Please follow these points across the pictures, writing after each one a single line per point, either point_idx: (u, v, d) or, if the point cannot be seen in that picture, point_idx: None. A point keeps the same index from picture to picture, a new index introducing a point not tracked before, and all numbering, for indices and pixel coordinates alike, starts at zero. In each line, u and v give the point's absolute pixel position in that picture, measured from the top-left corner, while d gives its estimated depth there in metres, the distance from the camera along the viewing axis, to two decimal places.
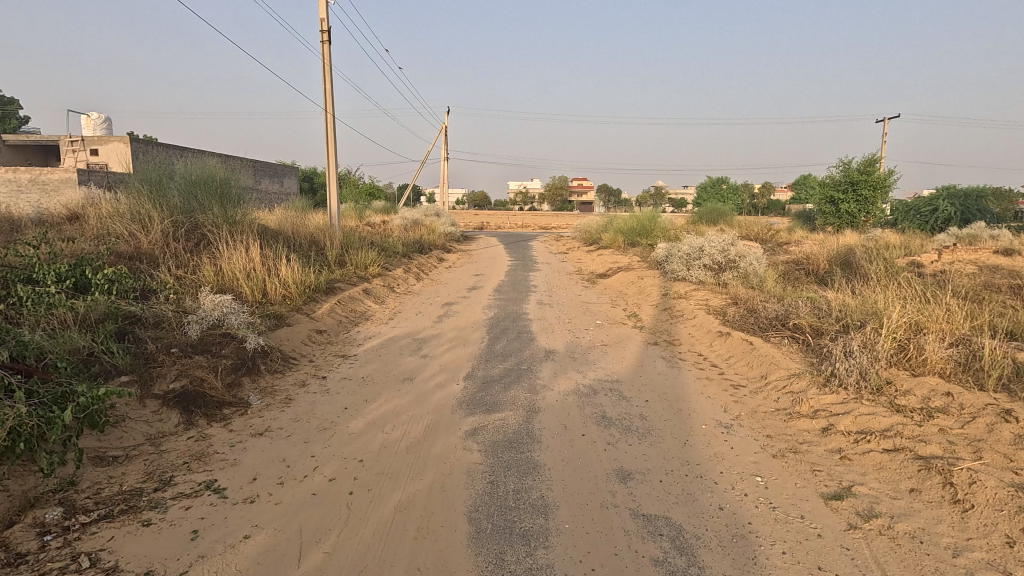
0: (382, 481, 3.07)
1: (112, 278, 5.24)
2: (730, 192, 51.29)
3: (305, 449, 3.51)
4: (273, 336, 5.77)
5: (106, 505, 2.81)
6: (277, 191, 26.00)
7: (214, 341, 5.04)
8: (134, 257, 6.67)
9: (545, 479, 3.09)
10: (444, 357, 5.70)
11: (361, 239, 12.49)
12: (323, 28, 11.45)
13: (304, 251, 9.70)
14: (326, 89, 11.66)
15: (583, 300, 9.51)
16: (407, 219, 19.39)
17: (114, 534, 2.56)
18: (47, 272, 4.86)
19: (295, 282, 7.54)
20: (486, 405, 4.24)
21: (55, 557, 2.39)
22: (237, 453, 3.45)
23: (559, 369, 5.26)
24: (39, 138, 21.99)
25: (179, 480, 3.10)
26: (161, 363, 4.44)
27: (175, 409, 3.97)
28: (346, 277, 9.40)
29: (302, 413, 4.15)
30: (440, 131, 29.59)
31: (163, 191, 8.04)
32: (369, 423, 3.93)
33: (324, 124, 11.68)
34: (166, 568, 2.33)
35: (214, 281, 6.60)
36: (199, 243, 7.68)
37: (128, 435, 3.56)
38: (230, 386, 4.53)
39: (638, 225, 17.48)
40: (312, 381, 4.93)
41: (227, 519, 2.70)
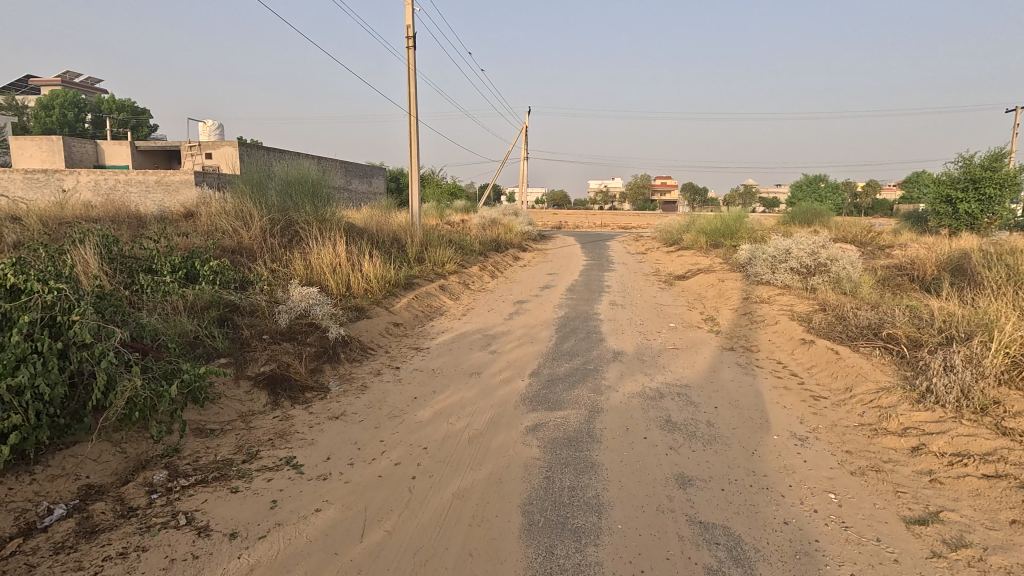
0: (443, 468, 3.21)
1: (216, 270, 5.81)
2: (829, 191, 47.76)
3: (376, 434, 3.73)
4: (354, 327, 6.16)
5: (202, 471, 3.15)
6: (365, 192, 27.35)
7: (301, 330, 5.47)
8: (237, 251, 7.35)
9: (601, 479, 3.09)
10: (512, 354, 5.80)
11: (441, 236, 12.94)
12: (409, 34, 11.99)
13: (386, 248, 10.21)
14: (411, 93, 12.19)
15: (658, 302, 9.29)
16: (486, 219, 19.87)
17: (206, 498, 2.87)
18: (164, 263, 5.47)
19: (376, 276, 7.96)
20: (548, 403, 4.28)
21: (159, 513, 2.72)
22: (315, 434, 3.73)
23: (626, 371, 5.19)
24: (166, 144, 24.73)
25: (263, 455, 3.40)
26: (255, 349, 4.88)
27: (264, 390, 4.35)
28: (423, 274, 9.77)
29: (375, 401, 4.40)
30: (521, 131, 29.95)
31: (263, 190, 8.78)
32: (435, 413, 4.09)
33: (408, 126, 12.22)
34: (249, 531, 2.58)
35: (303, 274, 7.13)
36: (292, 239, 8.32)
37: (223, 411, 3.95)
38: (313, 371, 4.90)
39: (722, 225, 16.75)
40: (387, 371, 5.22)
41: (302, 493, 2.94)
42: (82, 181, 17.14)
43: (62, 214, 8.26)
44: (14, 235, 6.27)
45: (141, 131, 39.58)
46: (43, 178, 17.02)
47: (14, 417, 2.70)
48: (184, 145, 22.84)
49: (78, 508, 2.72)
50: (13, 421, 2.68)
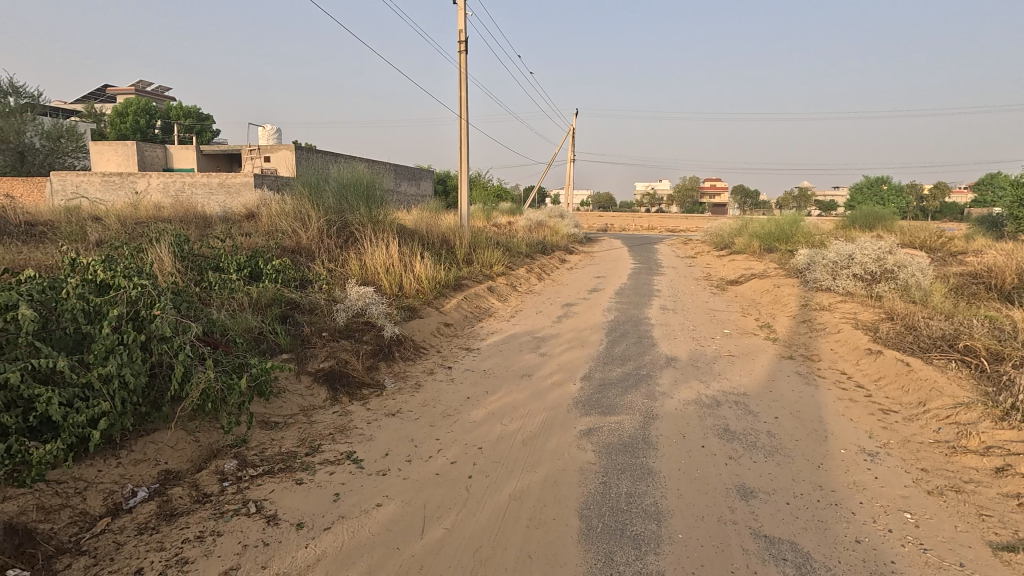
0: (499, 469, 3.23)
1: (278, 269, 6.06)
2: (893, 194, 45.33)
3: (432, 432, 3.79)
4: (407, 326, 6.29)
5: (269, 462, 3.29)
6: (414, 194, 27.85)
7: (358, 328, 5.63)
8: (296, 250, 7.64)
9: (659, 486, 3.04)
10: (562, 357, 5.78)
11: (488, 238, 13.04)
12: (461, 38, 12.17)
13: (436, 249, 10.37)
14: (462, 96, 12.36)
15: (711, 307, 9.06)
16: (532, 221, 19.89)
17: (274, 488, 2.99)
18: (231, 262, 5.74)
19: (427, 277, 8.10)
20: (602, 407, 4.24)
21: (231, 500, 2.86)
22: (373, 430, 3.83)
23: (680, 377, 5.08)
24: (228, 148, 25.95)
25: (325, 449, 3.52)
26: (314, 346, 5.06)
27: (324, 386, 4.49)
28: (472, 275, 9.86)
29: (429, 399, 4.47)
30: (568, 133, 29.85)
31: (320, 192, 9.08)
32: (489, 414, 4.12)
33: (458, 129, 12.40)
34: (314, 522, 2.67)
35: (358, 274, 7.34)
36: (347, 240, 8.57)
37: (286, 405, 4.11)
38: (370, 369, 5.04)
39: (777, 228, 16.16)
40: (439, 370, 5.30)
41: (364, 487, 3.02)
42: (152, 184, 18.20)
43: (137, 214, 8.79)
44: (96, 234, 6.72)
45: (205, 136, 41.69)
46: (118, 181, 18.16)
47: (103, 404, 2.89)
48: (245, 149, 23.89)
49: (158, 492, 2.89)
50: (102, 408, 2.88)
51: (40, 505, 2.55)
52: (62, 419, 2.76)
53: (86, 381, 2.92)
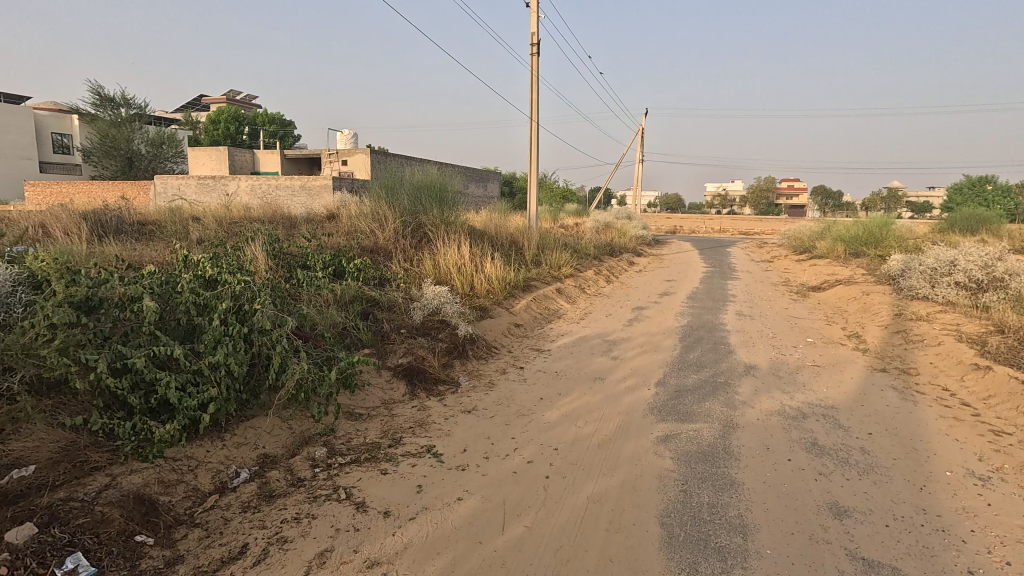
0: (575, 471, 3.23)
1: (359, 268, 6.35)
2: (999, 195, 41.25)
3: (507, 430, 3.85)
4: (479, 326, 6.41)
5: (355, 452, 3.46)
6: (481, 195, 28.30)
7: (433, 326, 5.81)
8: (374, 250, 7.98)
9: (743, 498, 2.93)
10: (634, 361, 5.69)
11: (557, 240, 13.04)
12: (534, 41, 12.24)
13: (506, 250, 10.49)
14: (533, 99, 12.44)
15: (792, 314, 8.62)
16: (600, 223, 19.70)
17: (360, 476, 3.15)
18: (317, 260, 6.08)
19: (498, 278, 8.21)
20: (679, 414, 4.15)
21: (323, 485, 3.03)
22: (450, 426, 3.93)
23: (761, 386, 4.88)
24: (309, 153, 27.41)
25: (406, 441, 3.66)
26: (393, 343, 5.27)
27: (402, 380, 4.67)
28: (541, 276, 9.90)
29: (503, 398, 4.54)
30: (637, 133, 29.34)
31: (396, 194, 9.43)
32: (563, 416, 4.13)
33: (529, 131, 12.49)
34: (400, 511, 2.78)
35: (433, 274, 7.56)
36: (421, 240, 8.85)
37: (369, 398, 4.30)
38: (445, 366, 5.19)
39: (865, 232, 15.13)
40: (511, 370, 5.37)
41: (445, 480, 3.12)
42: (241, 186, 19.54)
43: (230, 215, 9.47)
44: (198, 233, 7.31)
45: (288, 140, 44.22)
46: (212, 183, 19.64)
47: (212, 390, 3.15)
48: (324, 153, 25.14)
49: (258, 473, 3.12)
50: (211, 394, 3.13)
51: (160, 479, 2.81)
52: (178, 402, 3.03)
53: (197, 368, 3.19)
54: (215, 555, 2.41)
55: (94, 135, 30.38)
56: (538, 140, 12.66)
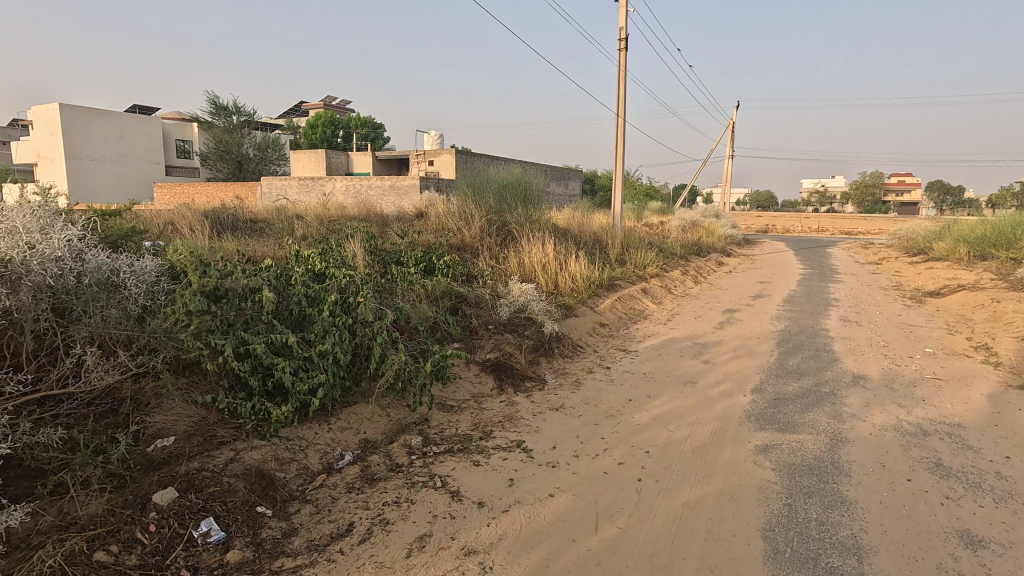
0: (669, 476, 3.15)
1: (448, 264, 6.53)
2: None
3: (596, 430, 3.82)
4: (565, 324, 6.41)
5: (449, 442, 3.57)
6: (564, 193, 28.22)
7: (520, 323, 5.88)
8: (461, 247, 8.19)
9: (857, 518, 2.72)
10: (728, 366, 5.44)
11: (642, 239, 12.73)
12: (622, 36, 12.01)
13: (590, 248, 10.39)
14: (620, 94, 12.21)
15: (905, 322, 7.87)
16: (687, 222, 19.03)
17: (454, 466, 3.24)
18: (409, 256, 6.33)
19: (582, 276, 8.15)
20: (780, 424, 3.92)
21: (420, 472, 3.16)
22: (539, 422, 3.96)
23: (873, 399, 4.50)
24: (398, 154, 28.61)
25: (496, 435, 3.73)
26: (481, 339, 5.38)
27: (491, 375, 4.76)
28: (626, 275, 9.71)
29: (591, 398, 4.50)
30: (728, 128, 28.00)
31: (483, 193, 9.61)
32: (653, 419, 4.03)
33: (615, 127, 12.27)
34: (493, 503, 2.84)
35: (518, 271, 7.64)
36: (506, 238, 8.96)
37: (460, 391, 4.43)
38: (532, 363, 5.24)
39: (995, 232, 13.51)
40: (598, 370, 5.32)
41: (535, 476, 3.14)
42: (337, 187, 20.74)
43: (329, 213, 10.08)
44: (302, 230, 7.84)
45: (379, 142, 46.36)
46: (311, 184, 20.98)
47: (320, 376, 3.37)
48: (412, 154, 26.11)
49: (360, 457, 3.30)
50: (320, 379, 3.35)
51: (276, 456, 3.05)
52: (292, 386, 3.27)
53: (308, 355, 3.42)
54: (325, 530, 2.58)
55: (211, 141, 33.44)
56: (625, 137, 12.42)
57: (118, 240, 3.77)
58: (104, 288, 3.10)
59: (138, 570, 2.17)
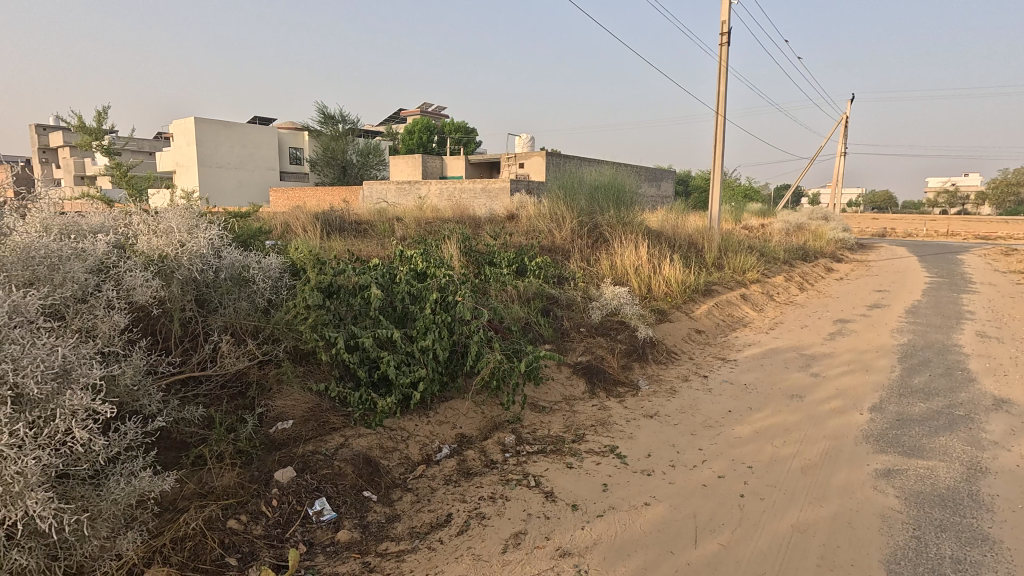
0: (775, 494, 2.96)
1: (540, 266, 6.57)
2: None
3: (693, 440, 3.68)
4: (659, 329, 6.24)
5: (541, 443, 3.59)
6: (656, 195, 27.44)
7: (613, 326, 5.80)
8: (553, 249, 8.22)
9: (1003, 559, 2.41)
10: (841, 381, 5.02)
11: (742, 242, 12.08)
12: (724, 30, 11.48)
13: (685, 251, 10.02)
14: (720, 91, 11.67)
15: None
16: (792, 224, 17.78)
17: (548, 467, 3.26)
18: (503, 257, 6.44)
19: (677, 280, 7.86)
20: (903, 447, 3.56)
21: (514, 470, 3.21)
22: (632, 429, 3.88)
23: (1020, 426, 3.95)
24: (490, 158, 29.24)
25: (589, 438, 3.69)
26: (573, 341, 5.36)
27: (583, 378, 4.73)
28: (724, 280, 9.26)
29: (687, 406, 4.34)
30: (841, 123, 25.85)
31: (575, 195, 9.59)
32: (756, 432, 3.81)
33: (715, 125, 11.75)
34: (587, 507, 2.82)
35: (610, 274, 7.53)
36: (597, 240, 8.87)
37: (552, 392, 4.45)
38: (624, 367, 5.15)
39: None
40: (694, 378, 5.12)
41: (630, 483, 3.08)
42: (432, 190, 21.55)
43: (426, 215, 10.51)
44: (402, 231, 8.24)
45: (471, 146, 47.61)
46: (407, 187, 21.95)
47: (421, 370, 3.52)
48: (504, 157, 26.55)
49: (457, 451, 3.41)
50: (420, 374, 3.50)
51: (380, 445, 3.23)
52: (395, 379, 3.45)
53: (410, 350, 3.58)
54: (426, 519, 2.69)
55: (320, 148, 36.02)
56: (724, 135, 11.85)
57: (248, 239, 4.17)
58: (237, 282, 3.43)
59: (264, 540, 2.38)
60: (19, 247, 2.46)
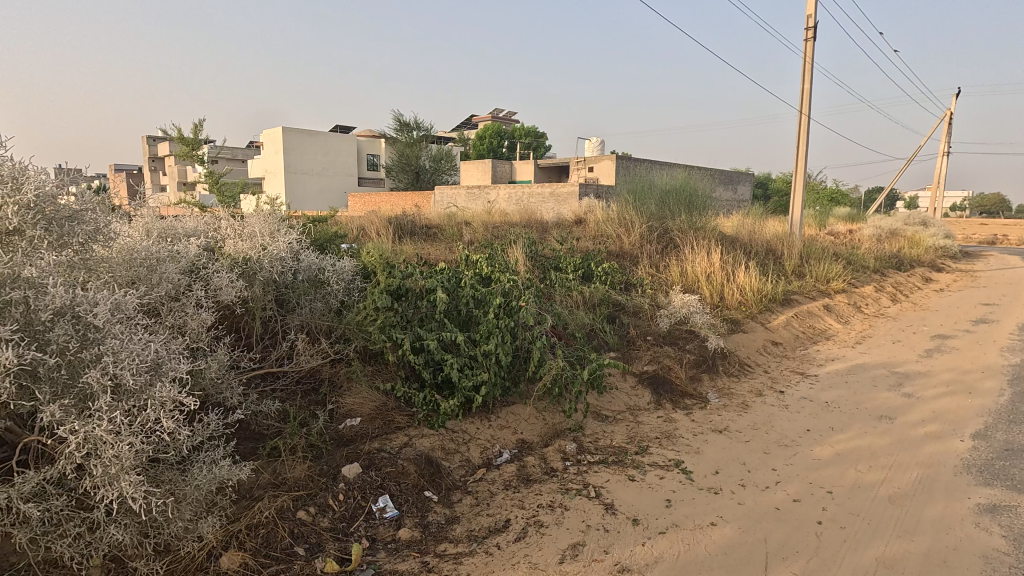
0: (858, 524, 2.74)
1: (607, 271, 6.44)
2: None
3: (766, 459, 3.47)
4: (731, 340, 5.96)
5: (603, 453, 3.52)
6: (732, 199, 26.30)
7: (681, 336, 5.61)
8: (620, 254, 8.07)
9: None
10: (939, 403, 4.58)
11: (826, 249, 11.32)
12: (810, 25, 10.84)
13: (762, 258, 9.52)
14: (805, 89, 11.02)
15: None
16: (884, 230, 16.46)
17: (609, 478, 3.18)
18: (569, 262, 6.39)
19: (753, 289, 7.48)
20: (1012, 481, 3.19)
21: (574, 479, 3.17)
22: (700, 443, 3.72)
23: None
24: (559, 162, 29.21)
25: (653, 451, 3.58)
26: (639, 350, 5.22)
27: (648, 389, 4.59)
28: (805, 290, 8.71)
29: (760, 423, 4.11)
30: (944, 120, 23.66)
31: (645, 200, 9.37)
32: (837, 454, 3.55)
33: (798, 125, 11.09)
34: (649, 522, 2.73)
35: (680, 281, 7.29)
36: (667, 246, 8.61)
37: (615, 401, 4.35)
38: (692, 379, 4.96)
39: None
40: (769, 393, 4.84)
41: (696, 501, 2.95)
42: (501, 194, 21.78)
43: (494, 220, 10.65)
44: (470, 235, 8.39)
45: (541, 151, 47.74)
46: (477, 192, 22.34)
47: (484, 374, 3.55)
48: (573, 161, 26.40)
49: (517, 456, 3.41)
50: (483, 378, 3.53)
51: (442, 446, 3.29)
52: (458, 381, 3.50)
53: (473, 354, 3.61)
54: (484, 523, 2.70)
55: (395, 155, 37.39)
56: (809, 136, 11.16)
57: (324, 243, 4.39)
58: (313, 284, 3.61)
59: (330, 532, 2.48)
60: (124, 249, 2.71)
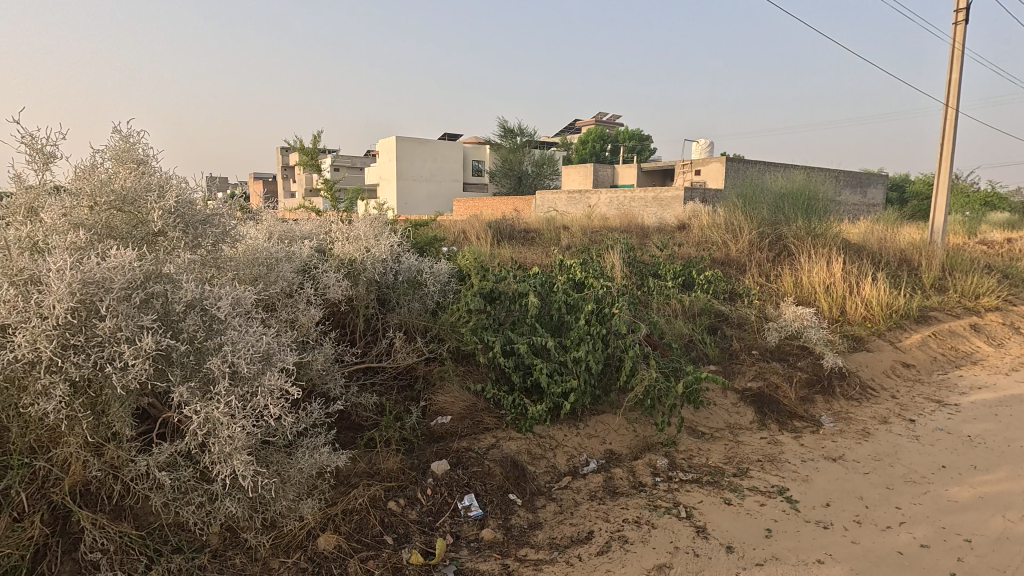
0: None
1: (709, 280, 6.09)
2: None
3: (888, 496, 3.09)
4: (852, 359, 5.39)
5: (697, 471, 3.34)
6: (860, 203, 23.84)
7: (792, 352, 5.18)
8: (725, 262, 7.62)
9: None
10: None
11: (977, 260, 9.88)
12: (960, 6, 9.57)
13: (893, 269, 8.53)
14: (952, 79, 9.74)
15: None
16: None
17: (702, 499, 3.00)
18: (668, 270, 6.13)
19: (881, 303, 6.70)
20: None
21: (663, 497, 3.03)
22: (808, 471, 3.40)
23: None
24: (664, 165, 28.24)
25: (754, 475, 3.32)
26: (742, 364, 4.89)
27: (751, 407, 4.29)
28: (946, 306, 7.67)
29: (883, 454, 3.68)
30: None
31: (755, 204, 8.77)
32: (979, 498, 3.08)
33: (943, 120, 9.82)
34: (745, 552, 2.53)
35: (792, 292, 6.73)
36: (780, 253, 7.98)
37: (713, 418, 4.11)
38: (803, 400, 4.54)
39: None
40: (896, 421, 4.31)
41: (801, 533, 2.70)
42: (601, 199, 21.47)
43: (592, 225, 10.52)
44: (567, 240, 8.36)
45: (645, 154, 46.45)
46: (578, 197, 22.22)
47: (573, 381, 3.50)
48: (679, 165, 25.38)
49: (604, 467, 3.32)
50: (571, 385, 3.48)
51: (528, 451, 3.30)
52: (547, 387, 3.49)
53: (563, 359, 3.57)
54: (566, 532, 2.66)
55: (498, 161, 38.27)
56: (956, 131, 9.84)
57: (425, 247, 4.58)
58: (411, 285, 3.79)
59: (417, 525, 2.57)
60: (248, 250, 3.02)
